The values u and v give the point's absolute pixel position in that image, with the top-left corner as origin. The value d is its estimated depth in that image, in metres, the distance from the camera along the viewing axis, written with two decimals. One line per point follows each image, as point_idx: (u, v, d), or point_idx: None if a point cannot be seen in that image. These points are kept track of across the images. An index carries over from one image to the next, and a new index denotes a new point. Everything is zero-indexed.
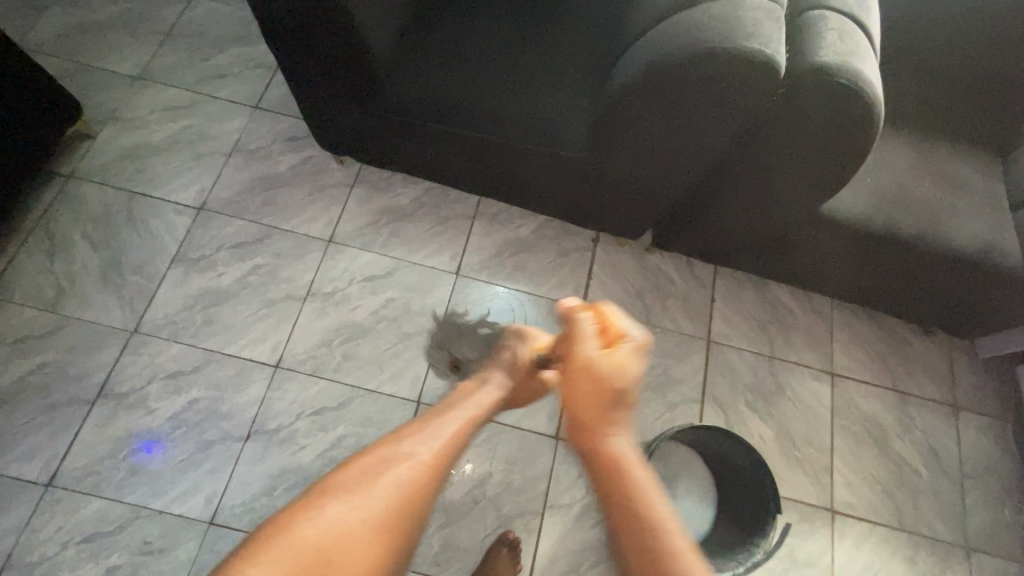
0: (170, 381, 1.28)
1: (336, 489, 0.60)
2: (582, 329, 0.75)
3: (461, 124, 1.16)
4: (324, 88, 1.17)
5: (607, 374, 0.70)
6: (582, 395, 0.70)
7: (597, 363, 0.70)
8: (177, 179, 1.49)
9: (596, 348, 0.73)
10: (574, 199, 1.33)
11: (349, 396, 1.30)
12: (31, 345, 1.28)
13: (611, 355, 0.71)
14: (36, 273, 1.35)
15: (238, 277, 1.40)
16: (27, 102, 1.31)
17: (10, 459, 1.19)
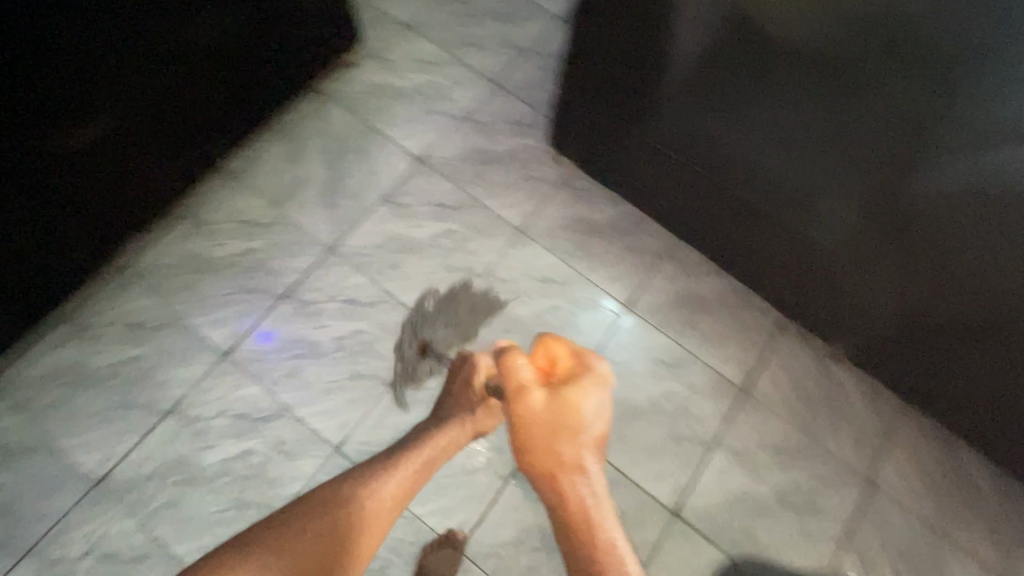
0: (345, 306, 1.36)
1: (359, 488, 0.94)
2: (528, 379, 0.98)
3: (715, 166, 1.18)
4: (599, 92, 1.24)
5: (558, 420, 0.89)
6: (555, 447, 0.94)
7: (563, 409, 0.95)
8: (409, 126, 1.57)
9: (547, 393, 0.96)
10: (776, 269, 1.32)
11: (465, 404, 1.10)
12: (247, 230, 1.40)
13: (568, 395, 0.96)
14: (272, 170, 1.47)
15: (430, 235, 1.46)
16: (323, 24, 1.41)
17: (204, 320, 1.33)
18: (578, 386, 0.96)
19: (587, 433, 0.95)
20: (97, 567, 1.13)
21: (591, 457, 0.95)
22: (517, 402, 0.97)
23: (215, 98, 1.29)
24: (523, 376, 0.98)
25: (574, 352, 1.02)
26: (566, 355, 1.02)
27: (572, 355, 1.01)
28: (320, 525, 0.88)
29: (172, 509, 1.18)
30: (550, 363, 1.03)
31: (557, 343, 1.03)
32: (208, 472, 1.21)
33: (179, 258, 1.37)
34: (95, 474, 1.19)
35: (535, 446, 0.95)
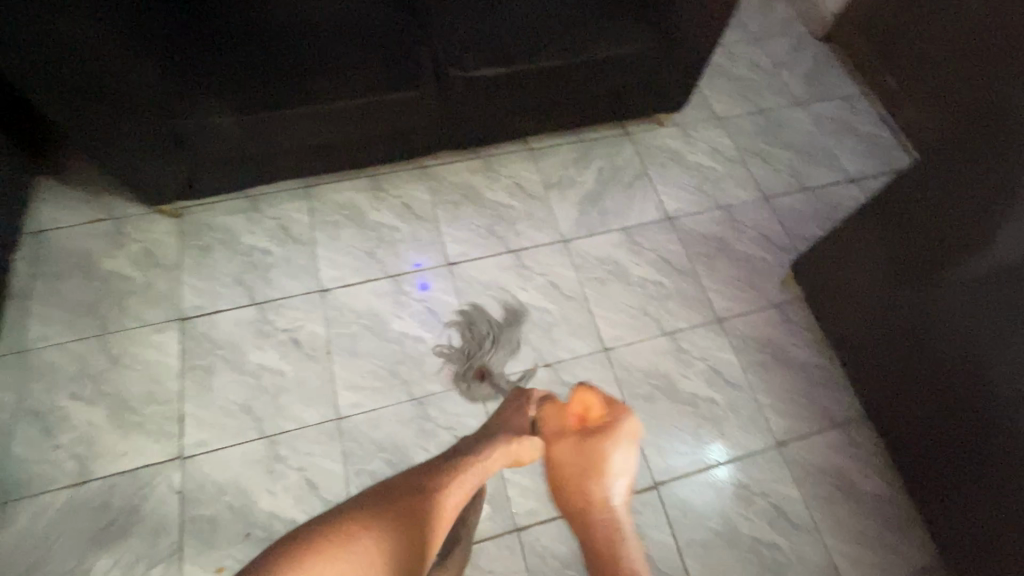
0: (548, 287, 1.54)
1: (322, 543, 0.59)
2: (562, 431, 0.83)
3: (953, 356, 1.18)
4: (885, 234, 1.28)
5: (579, 470, 0.80)
6: (580, 494, 0.79)
7: (590, 458, 0.79)
8: (676, 189, 1.75)
9: (573, 441, 0.81)
10: (942, 480, 1.24)
11: (508, 418, 0.87)
12: (516, 193, 1.68)
13: (596, 449, 0.80)
14: (558, 163, 1.75)
15: (643, 276, 1.58)
16: (668, 105, 1.70)
17: (451, 232, 1.60)
18: (607, 442, 0.80)
19: (609, 477, 0.79)
20: (282, 344, 1.40)
21: (618, 483, 0.80)
22: (547, 443, 0.84)
23: (571, 99, 1.53)
24: (556, 424, 0.84)
25: (603, 402, 0.83)
26: (599, 407, 0.83)
27: (600, 412, 0.83)
28: (381, 527, 0.62)
29: (349, 341, 1.41)
30: (583, 413, 0.84)
31: (594, 398, 0.83)
32: (388, 333, 1.43)
33: (459, 183, 1.68)
34: (322, 284, 1.49)
35: (556, 483, 0.82)
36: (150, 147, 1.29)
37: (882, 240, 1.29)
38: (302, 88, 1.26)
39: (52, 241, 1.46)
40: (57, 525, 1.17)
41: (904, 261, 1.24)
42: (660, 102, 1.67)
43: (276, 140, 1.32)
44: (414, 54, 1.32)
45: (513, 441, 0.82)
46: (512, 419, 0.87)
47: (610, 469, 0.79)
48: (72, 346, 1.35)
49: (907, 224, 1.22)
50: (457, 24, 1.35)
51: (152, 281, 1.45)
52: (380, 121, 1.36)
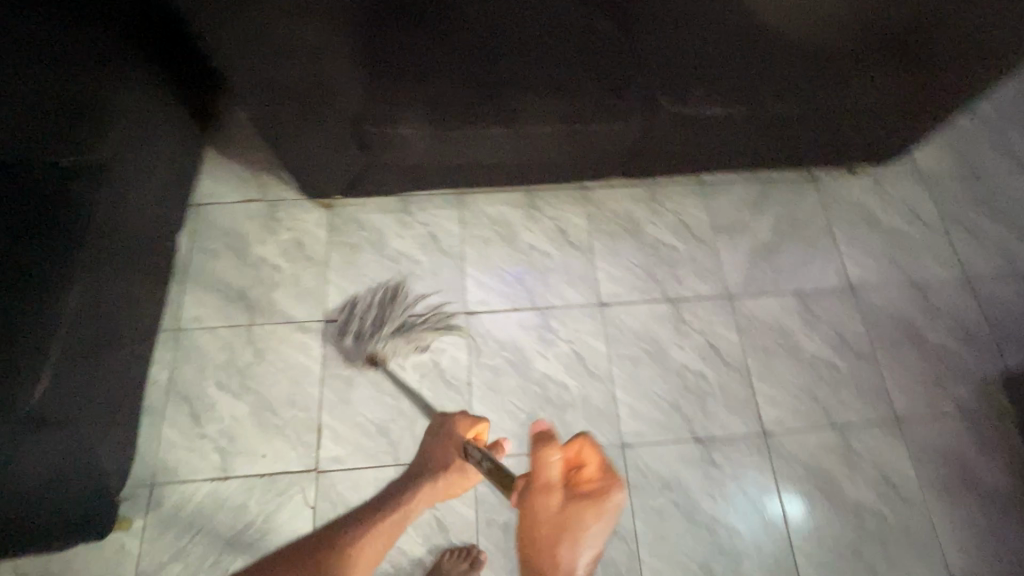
0: (707, 349, 1.39)
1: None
2: (546, 480, 0.70)
3: None
4: None
5: (545, 525, 0.68)
6: (537, 549, 0.68)
7: (567, 524, 0.67)
8: (862, 256, 1.52)
9: (560, 500, 0.69)
10: None
11: (444, 455, 0.84)
12: (680, 232, 1.52)
13: (579, 518, 0.67)
14: (730, 203, 1.56)
15: (815, 354, 1.40)
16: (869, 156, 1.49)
17: (605, 268, 1.46)
18: (594, 506, 0.68)
19: (602, 520, 0.67)
20: (423, 366, 1.33)
21: (588, 550, 0.66)
22: (534, 498, 0.69)
23: (775, 142, 1.35)
24: (546, 475, 0.70)
25: (599, 465, 0.73)
26: (595, 469, 0.72)
27: (597, 470, 0.72)
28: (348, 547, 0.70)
29: (491, 375, 1.33)
30: (576, 462, 0.74)
31: (590, 455, 0.73)
32: (531, 373, 1.34)
33: (619, 213, 1.52)
34: (467, 306, 1.40)
35: (521, 530, 0.70)
36: (330, 142, 1.18)
37: None
38: (505, 103, 1.11)
39: (210, 216, 1.44)
40: (198, 519, 1.17)
41: None
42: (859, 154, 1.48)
43: (463, 154, 1.20)
44: (627, 75, 1.16)
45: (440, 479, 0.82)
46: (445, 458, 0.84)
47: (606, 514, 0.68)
48: (222, 333, 1.33)
49: None
50: (688, 53, 1.20)
51: (299, 275, 1.40)
52: (573, 146, 1.22)
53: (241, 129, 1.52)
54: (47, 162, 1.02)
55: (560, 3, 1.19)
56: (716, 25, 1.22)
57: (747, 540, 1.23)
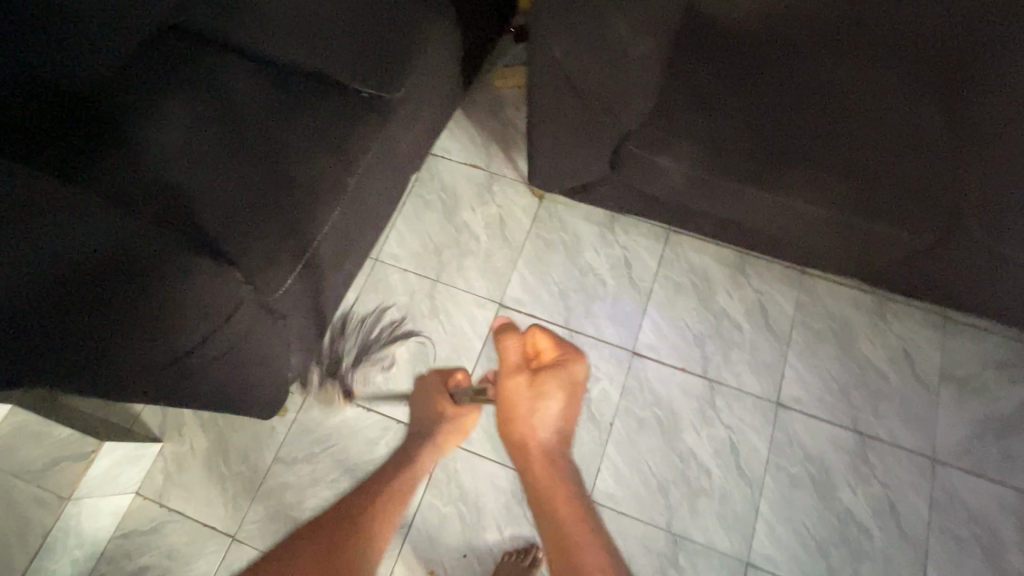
0: (884, 507, 1.19)
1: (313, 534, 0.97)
2: (511, 367, 1.09)
3: None
4: None
5: (521, 414, 1.04)
6: (517, 427, 1.04)
7: (527, 397, 1.04)
8: None
9: (528, 377, 1.05)
10: None
11: (439, 404, 1.19)
12: (899, 363, 1.30)
13: (547, 384, 1.05)
14: (977, 356, 1.30)
15: (1022, 574, 1.14)
16: None
17: (797, 368, 1.30)
18: (557, 376, 1.06)
19: (569, 395, 1.07)
20: None
21: (555, 399, 1.05)
22: (507, 381, 1.06)
23: None
24: (512, 357, 1.10)
25: (551, 344, 1.09)
26: (547, 345, 1.09)
27: (553, 348, 1.09)
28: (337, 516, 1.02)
29: (636, 426, 1.26)
30: (538, 351, 1.10)
31: (542, 338, 1.10)
32: (678, 442, 1.24)
33: (835, 314, 1.34)
34: (635, 346, 1.33)
35: (504, 416, 1.05)
36: (581, 144, 1.15)
37: None
38: (785, 174, 1.00)
39: (436, 167, 1.52)
40: (336, 435, 1.27)
41: None
42: None
43: (709, 206, 1.10)
44: (939, 187, 0.99)
45: (442, 433, 1.16)
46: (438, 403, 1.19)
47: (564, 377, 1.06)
48: (410, 277, 1.41)
49: None
50: None
51: (491, 252, 1.43)
52: (838, 239, 1.06)
53: (488, 98, 1.58)
54: (348, 88, 1.09)
55: (883, 86, 1.06)
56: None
57: None
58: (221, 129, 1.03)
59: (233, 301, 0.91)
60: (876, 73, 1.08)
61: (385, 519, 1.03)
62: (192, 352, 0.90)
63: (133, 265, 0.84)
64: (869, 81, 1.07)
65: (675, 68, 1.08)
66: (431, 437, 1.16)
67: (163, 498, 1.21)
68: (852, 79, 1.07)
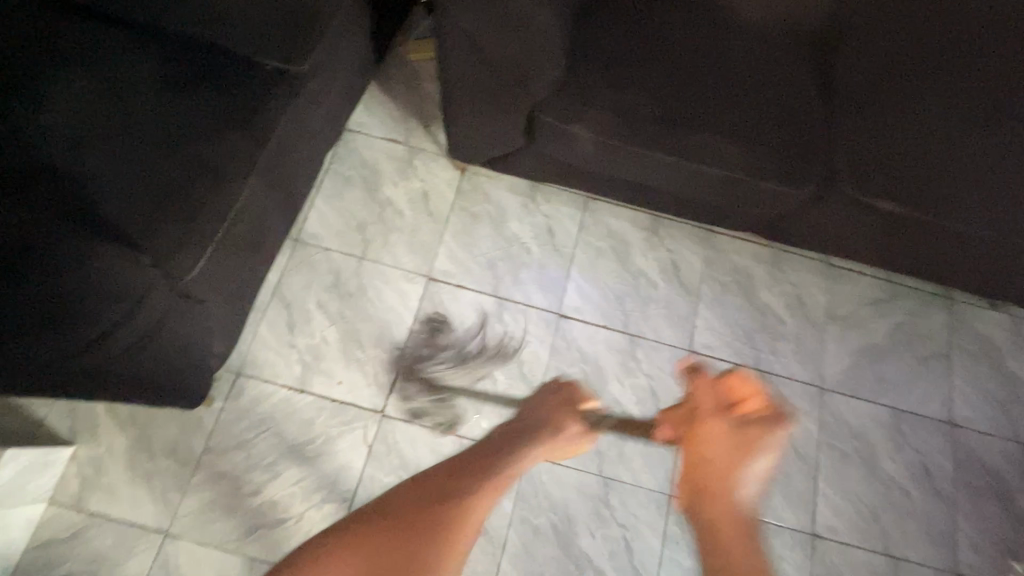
0: (784, 433, 1.35)
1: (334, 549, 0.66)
2: (709, 411, 0.90)
3: None
4: None
5: (713, 453, 0.88)
6: (709, 482, 0.88)
7: (733, 445, 0.89)
8: (973, 394, 1.43)
9: (726, 427, 0.89)
10: None
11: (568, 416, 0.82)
12: (792, 307, 1.46)
13: (752, 439, 0.88)
14: (853, 294, 1.48)
15: (893, 476, 1.34)
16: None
17: (706, 318, 1.43)
18: (770, 430, 0.89)
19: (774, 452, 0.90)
20: (505, 352, 1.35)
21: (763, 459, 0.89)
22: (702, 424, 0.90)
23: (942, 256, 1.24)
24: (708, 401, 0.89)
25: (756, 399, 0.90)
26: (756, 401, 0.89)
27: (757, 401, 0.89)
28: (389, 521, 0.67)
29: None
30: (741, 403, 0.89)
31: (754, 396, 0.90)
32: (604, 394, 1.34)
33: (737, 266, 1.48)
34: (562, 308, 1.40)
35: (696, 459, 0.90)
36: (496, 117, 1.18)
37: None
38: (683, 140, 1.08)
39: (354, 144, 1.49)
40: (268, 419, 1.25)
41: None
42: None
43: (620, 171, 1.17)
44: (816, 148, 1.12)
45: (563, 424, 0.81)
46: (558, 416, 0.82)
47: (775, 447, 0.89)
48: (335, 256, 1.39)
49: None
50: (884, 147, 1.13)
51: (417, 227, 1.44)
52: (736, 198, 1.16)
53: (404, 71, 1.56)
54: (250, 61, 1.06)
55: (769, 60, 1.17)
56: (924, 121, 1.15)
57: None
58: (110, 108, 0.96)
59: (140, 285, 0.88)
60: (757, 44, 1.18)
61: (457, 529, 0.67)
62: (99, 339, 0.87)
63: (15, 257, 0.81)
64: (757, 55, 1.17)
65: (577, 42, 1.13)
66: (544, 434, 0.80)
67: (82, 503, 1.16)
68: (737, 50, 1.16)
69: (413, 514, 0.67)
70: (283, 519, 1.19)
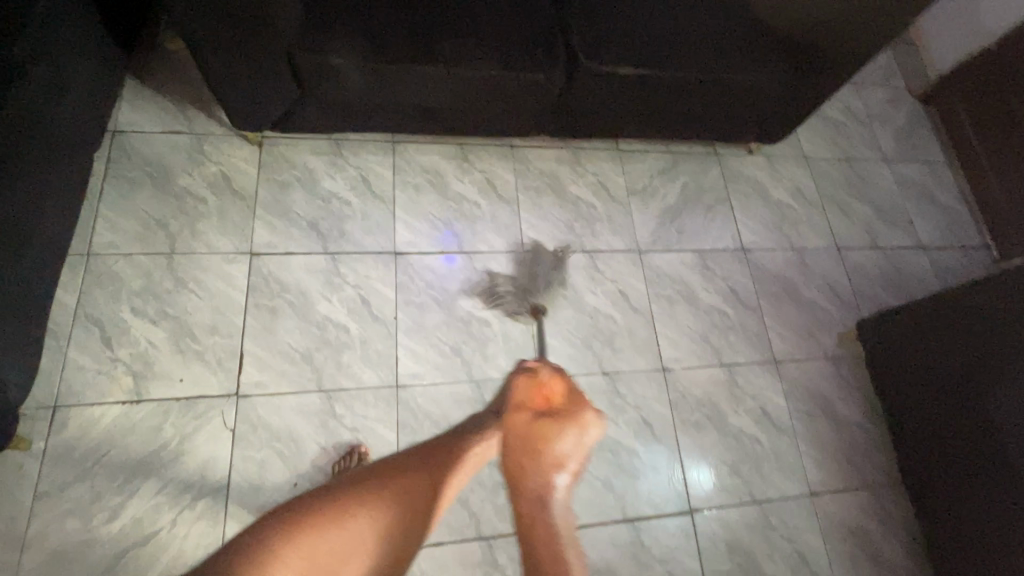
0: (618, 296, 1.53)
1: (288, 530, 0.48)
2: (528, 402, 0.66)
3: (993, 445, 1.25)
4: (952, 327, 1.35)
5: (523, 438, 0.62)
6: (522, 468, 0.60)
7: (534, 440, 0.61)
8: (753, 223, 1.73)
9: (530, 416, 0.64)
10: (962, 541, 1.30)
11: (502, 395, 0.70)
12: (598, 192, 1.65)
13: (550, 434, 0.62)
14: (644, 169, 1.72)
15: (710, 303, 1.58)
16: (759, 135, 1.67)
17: (530, 220, 1.57)
18: (561, 424, 0.63)
19: (588, 431, 0.64)
20: (351, 300, 1.37)
21: (593, 429, 0.65)
22: (512, 419, 0.64)
23: (683, 111, 1.49)
24: (521, 395, 0.67)
25: (567, 390, 0.68)
26: (563, 392, 0.67)
27: (566, 395, 0.67)
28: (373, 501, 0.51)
29: (417, 311, 1.39)
30: (550, 396, 0.67)
31: (559, 382, 0.68)
32: (456, 310, 1.42)
33: (544, 170, 1.64)
34: (396, 247, 1.45)
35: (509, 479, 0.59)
36: (254, 76, 1.18)
37: (961, 326, 1.33)
38: (437, 50, 1.21)
39: (130, 144, 1.40)
40: (106, 440, 1.15)
41: (980, 347, 1.29)
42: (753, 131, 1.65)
43: (394, 94, 1.25)
44: (551, 36, 1.30)
45: (522, 394, 0.67)
46: (523, 371, 0.70)
47: (587, 434, 0.64)
48: (140, 259, 1.30)
49: (985, 316, 1.29)
50: (606, 25, 1.34)
51: (225, 208, 1.39)
52: (504, 94, 1.30)
53: (167, 62, 1.49)
54: None
55: None
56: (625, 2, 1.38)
57: (642, 459, 1.37)
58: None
59: None
60: None
61: (391, 522, 0.51)
62: None
63: None
64: None
65: None
66: (516, 401, 0.66)
67: None
68: None
69: (327, 515, 0.50)
70: (153, 532, 1.10)
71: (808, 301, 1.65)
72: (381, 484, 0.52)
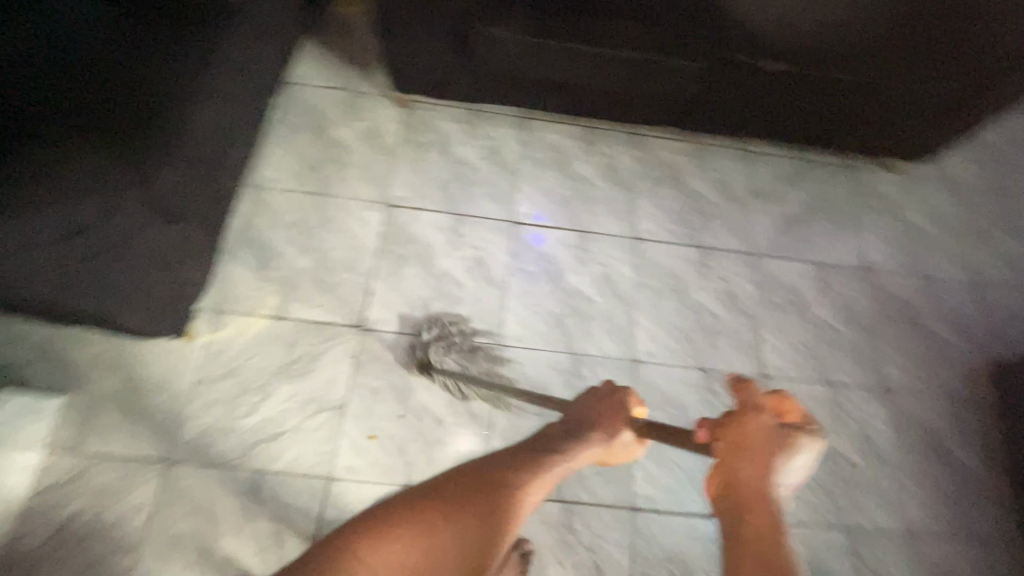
0: (725, 295, 1.51)
1: (396, 522, 0.79)
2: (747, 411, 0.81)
3: None
4: None
5: (750, 487, 0.75)
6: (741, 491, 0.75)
7: (771, 448, 0.78)
8: (881, 242, 1.63)
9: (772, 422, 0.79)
10: None
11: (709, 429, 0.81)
12: (718, 190, 1.63)
13: (776, 449, 0.78)
14: (770, 172, 1.67)
15: (823, 317, 1.52)
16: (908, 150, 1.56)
17: (646, 208, 1.58)
18: (802, 439, 0.79)
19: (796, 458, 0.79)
20: (468, 259, 1.46)
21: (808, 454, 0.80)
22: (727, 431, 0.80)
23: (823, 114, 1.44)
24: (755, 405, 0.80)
25: (794, 411, 0.82)
26: (797, 415, 0.81)
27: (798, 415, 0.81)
28: (453, 517, 0.79)
29: (527, 279, 1.46)
30: (781, 407, 0.81)
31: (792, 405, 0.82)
32: (563, 283, 1.47)
33: (666, 161, 1.64)
34: (515, 216, 1.52)
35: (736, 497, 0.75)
36: (423, 35, 1.31)
37: None
38: (589, 29, 1.27)
39: (298, 94, 1.57)
40: (253, 346, 1.31)
41: None
42: (902, 144, 1.54)
43: (540, 68, 1.32)
44: (705, 23, 1.32)
45: (597, 433, 0.89)
46: (602, 412, 0.93)
47: (795, 453, 0.79)
48: (294, 195, 1.47)
49: None
50: None
51: (370, 160, 1.53)
52: (646, 77, 1.34)
53: (336, 24, 1.65)
54: None
55: None
56: None
57: None
58: (68, 41, 1.03)
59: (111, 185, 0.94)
60: None
61: (467, 544, 0.77)
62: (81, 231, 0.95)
63: None
64: None
65: None
66: (579, 438, 0.90)
67: (80, 445, 1.19)
68: None
69: (427, 508, 0.80)
70: (281, 432, 1.25)
71: (933, 333, 1.54)
72: (438, 520, 0.78)
